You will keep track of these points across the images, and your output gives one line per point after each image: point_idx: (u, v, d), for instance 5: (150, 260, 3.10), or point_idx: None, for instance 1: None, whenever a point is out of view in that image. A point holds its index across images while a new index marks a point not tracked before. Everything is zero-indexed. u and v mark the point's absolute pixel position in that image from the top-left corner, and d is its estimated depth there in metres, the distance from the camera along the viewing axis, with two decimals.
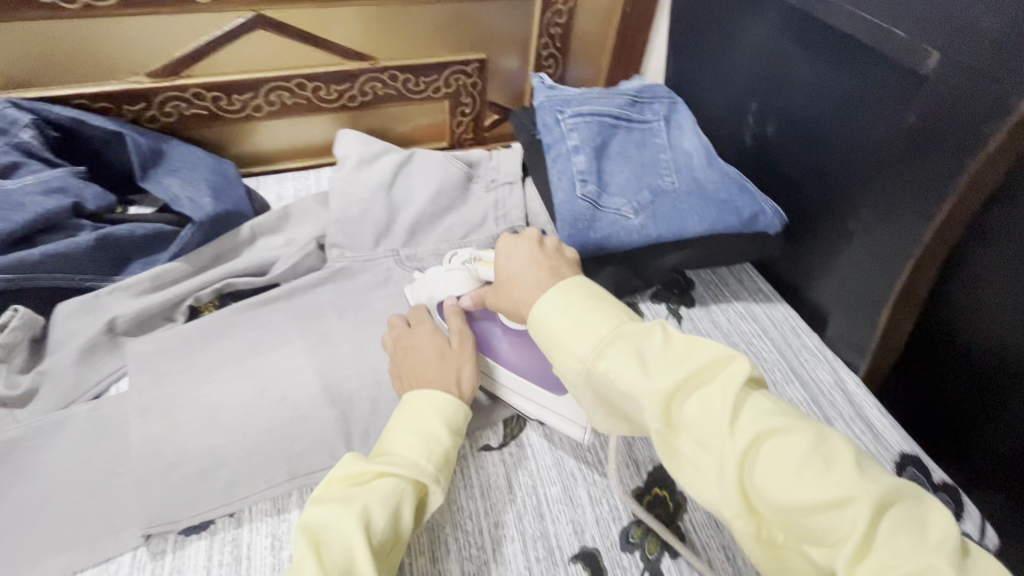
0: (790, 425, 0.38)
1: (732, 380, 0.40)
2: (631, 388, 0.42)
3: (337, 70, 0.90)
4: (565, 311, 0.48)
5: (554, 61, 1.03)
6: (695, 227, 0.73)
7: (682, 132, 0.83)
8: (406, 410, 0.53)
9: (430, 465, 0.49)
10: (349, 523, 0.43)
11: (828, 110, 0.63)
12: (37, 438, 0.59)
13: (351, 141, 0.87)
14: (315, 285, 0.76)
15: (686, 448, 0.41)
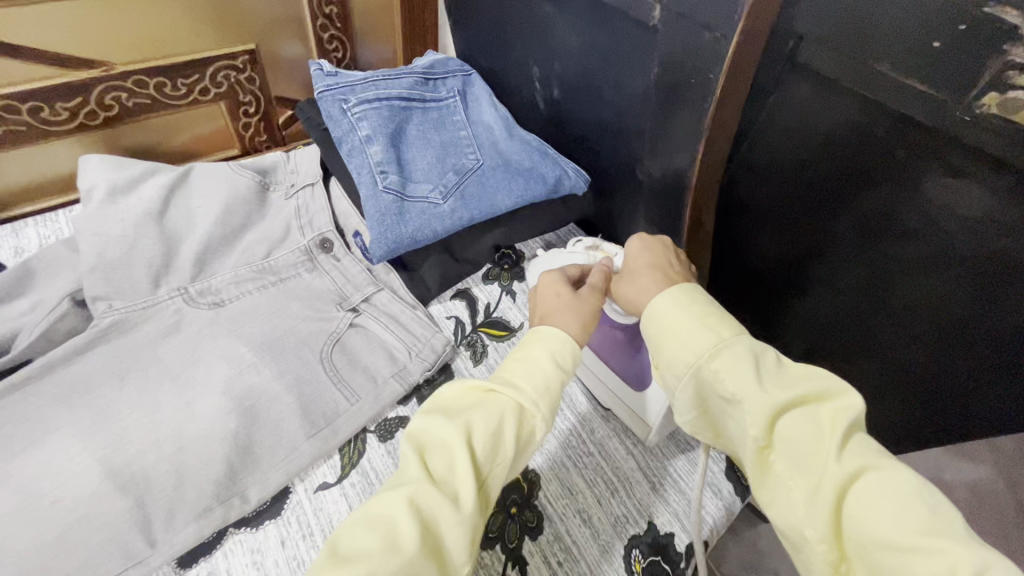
0: (900, 470, 0.37)
1: (848, 411, 0.40)
2: (737, 387, 0.43)
3: (58, 84, 0.73)
4: (680, 314, 0.47)
5: (340, 44, 0.94)
6: (506, 202, 0.72)
7: (479, 105, 0.81)
8: (532, 342, 0.50)
9: (534, 391, 0.46)
10: (450, 430, 0.42)
11: (598, 66, 0.63)
12: None
13: (99, 168, 0.73)
14: (86, 349, 0.63)
15: (779, 463, 0.41)
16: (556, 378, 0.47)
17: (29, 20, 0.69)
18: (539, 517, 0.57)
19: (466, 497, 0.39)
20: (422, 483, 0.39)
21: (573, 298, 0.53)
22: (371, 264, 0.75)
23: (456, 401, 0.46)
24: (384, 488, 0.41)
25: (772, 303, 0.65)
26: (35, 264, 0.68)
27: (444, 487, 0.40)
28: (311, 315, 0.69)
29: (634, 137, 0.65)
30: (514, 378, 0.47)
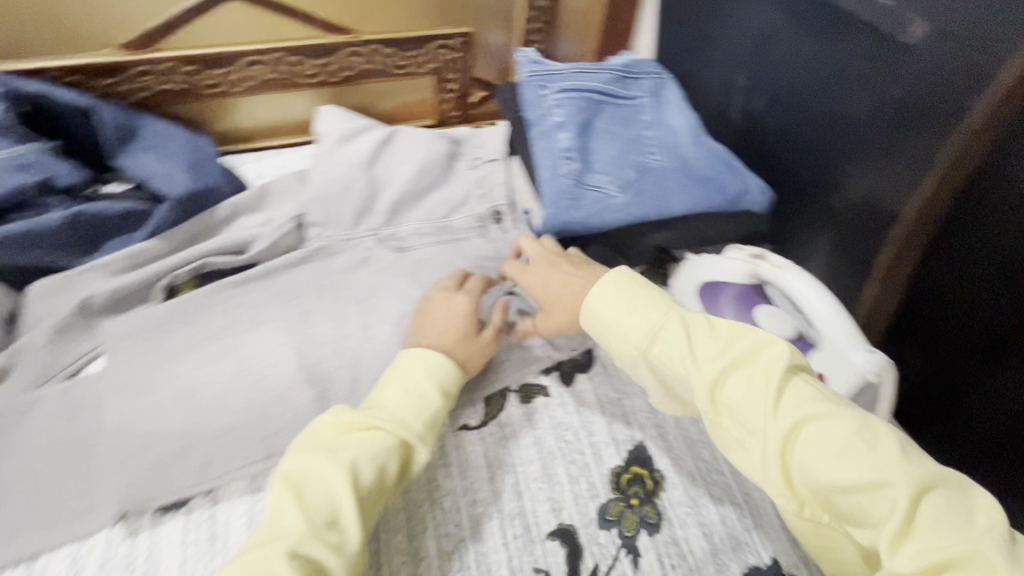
0: (832, 410, 0.41)
1: (775, 363, 0.44)
2: (682, 367, 0.48)
3: (318, 44, 0.87)
4: (616, 305, 0.54)
5: (542, 36, 1.00)
6: (681, 205, 0.73)
7: (669, 108, 0.82)
8: (401, 366, 0.56)
9: (418, 421, 0.52)
10: (335, 470, 0.46)
11: (827, 78, 0.61)
12: (14, 418, 0.58)
13: (334, 119, 0.85)
14: (298, 263, 0.75)
15: (730, 424, 0.45)
16: (434, 397, 0.54)
17: None
18: (658, 515, 0.57)
19: (349, 533, 0.44)
20: (306, 535, 0.42)
21: (467, 320, 0.62)
22: (536, 243, 0.80)
23: (336, 436, 0.49)
24: (256, 542, 0.43)
25: (968, 368, 0.58)
26: (272, 187, 0.81)
27: (330, 534, 0.44)
28: (476, 276, 0.75)
29: (845, 158, 0.62)
30: (391, 409, 0.52)
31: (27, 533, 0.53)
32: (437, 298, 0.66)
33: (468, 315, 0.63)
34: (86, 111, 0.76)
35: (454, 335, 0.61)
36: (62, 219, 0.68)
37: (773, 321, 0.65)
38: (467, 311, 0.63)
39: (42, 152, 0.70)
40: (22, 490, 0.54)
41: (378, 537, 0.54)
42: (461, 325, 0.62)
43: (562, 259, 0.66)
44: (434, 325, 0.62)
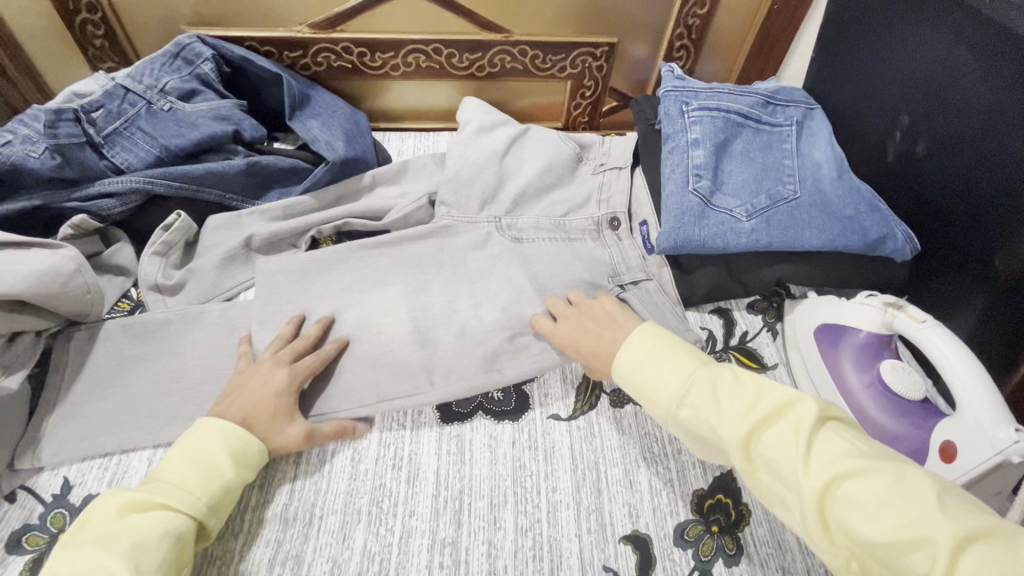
0: (865, 462, 0.41)
1: (804, 419, 0.44)
2: (712, 428, 0.47)
3: (475, 40, 0.93)
4: (648, 362, 0.54)
5: (686, 53, 1.01)
6: (812, 241, 0.70)
7: (814, 140, 0.79)
8: (196, 438, 0.52)
9: (206, 495, 0.49)
10: (106, 561, 0.42)
11: (1015, 131, 0.56)
12: (180, 325, 0.67)
13: (475, 110, 0.91)
14: (424, 235, 0.80)
15: (768, 482, 0.45)
16: (227, 472, 0.51)
17: None
18: (738, 547, 0.56)
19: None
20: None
21: (280, 406, 0.57)
22: (649, 254, 0.80)
23: (110, 525, 0.44)
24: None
25: None
26: (410, 164, 0.87)
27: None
28: (586, 276, 0.76)
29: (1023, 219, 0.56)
30: (172, 488, 0.48)
31: (171, 426, 0.59)
32: (259, 368, 0.60)
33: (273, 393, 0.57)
34: (272, 76, 0.85)
35: (265, 414, 0.56)
36: (240, 167, 0.77)
37: (905, 378, 0.62)
38: (284, 392, 0.58)
39: (233, 107, 0.80)
40: (179, 384, 0.62)
41: (458, 500, 0.57)
42: (269, 403, 0.56)
43: (592, 313, 0.65)
44: (244, 402, 0.56)
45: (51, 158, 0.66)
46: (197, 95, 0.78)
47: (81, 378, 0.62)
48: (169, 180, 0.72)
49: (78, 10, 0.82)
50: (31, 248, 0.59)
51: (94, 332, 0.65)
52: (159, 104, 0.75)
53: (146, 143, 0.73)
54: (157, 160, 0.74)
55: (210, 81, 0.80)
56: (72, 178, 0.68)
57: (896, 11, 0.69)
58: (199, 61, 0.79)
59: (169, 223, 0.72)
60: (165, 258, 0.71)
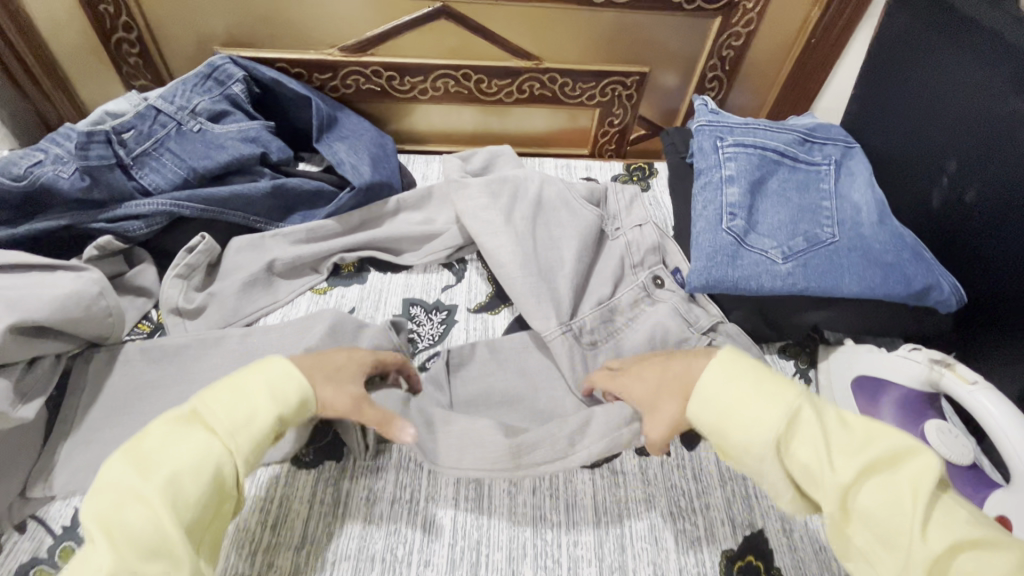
0: (983, 537, 0.39)
1: (928, 477, 0.41)
2: (813, 472, 0.45)
3: (504, 66, 0.92)
4: (740, 386, 0.49)
5: (718, 84, 0.99)
6: (851, 287, 0.67)
7: (853, 181, 0.76)
8: (235, 377, 0.48)
9: (234, 427, 0.45)
10: (141, 490, 0.41)
11: None
12: (199, 349, 0.66)
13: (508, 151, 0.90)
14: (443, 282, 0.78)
15: (863, 535, 0.43)
16: (266, 414, 0.47)
17: (503, 10, 0.86)
18: None
19: (181, 550, 0.40)
20: (125, 565, 0.38)
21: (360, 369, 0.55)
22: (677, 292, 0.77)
23: (154, 448, 0.43)
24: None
25: None
26: (435, 191, 0.84)
27: (151, 559, 0.39)
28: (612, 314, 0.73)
29: None
30: (213, 415, 0.46)
31: None
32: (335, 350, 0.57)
33: (362, 365, 0.55)
34: (301, 97, 0.85)
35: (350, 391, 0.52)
36: (266, 188, 0.77)
37: (953, 443, 0.58)
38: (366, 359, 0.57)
39: (261, 128, 0.80)
40: None
41: (475, 550, 0.55)
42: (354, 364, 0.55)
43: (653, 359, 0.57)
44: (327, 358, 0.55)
45: (80, 180, 0.66)
46: (226, 117, 0.78)
47: (97, 402, 0.61)
48: (195, 203, 0.72)
49: (114, 29, 0.83)
50: (57, 271, 0.59)
51: (114, 354, 0.64)
52: (188, 125, 0.75)
53: (173, 165, 0.73)
54: (184, 182, 0.73)
55: (239, 102, 0.80)
56: (100, 200, 0.68)
57: (951, 52, 0.66)
58: (230, 82, 0.79)
59: (194, 245, 0.71)
60: (187, 280, 0.70)
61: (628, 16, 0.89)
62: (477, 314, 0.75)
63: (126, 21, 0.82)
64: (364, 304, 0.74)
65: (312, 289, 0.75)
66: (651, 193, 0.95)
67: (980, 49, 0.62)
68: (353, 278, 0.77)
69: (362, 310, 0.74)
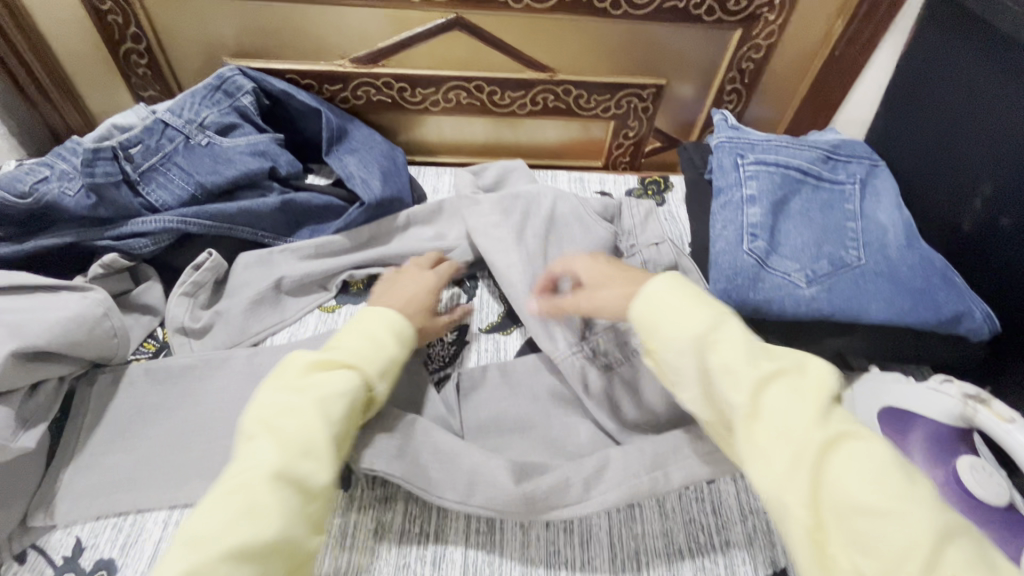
0: (871, 438, 0.41)
1: (828, 382, 0.43)
2: (727, 362, 0.45)
3: (518, 78, 0.90)
4: (679, 293, 0.50)
5: (737, 96, 0.96)
6: (878, 313, 0.65)
7: (879, 201, 0.73)
8: (362, 319, 0.56)
9: (373, 360, 0.52)
10: (301, 402, 0.47)
11: None
12: (205, 371, 0.65)
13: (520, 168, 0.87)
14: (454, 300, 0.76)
15: (763, 433, 0.42)
16: (394, 351, 0.54)
17: (518, 21, 0.84)
18: None
19: (324, 461, 0.45)
20: (289, 460, 0.44)
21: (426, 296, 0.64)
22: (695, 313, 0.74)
23: (306, 373, 0.50)
24: (241, 470, 0.43)
25: None
26: (446, 204, 0.82)
27: (305, 460, 0.44)
28: None
29: None
30: (355, 351, 0.52)
31: (188, 485, 0.56)
32: (405, 273, 0.68)
33: (427, 292, 0.65)
34: (311, 109, 0.83)
35: (420, 306, 0.62)
36: (275, 203, 0.75)
37: (987, 482, 0.56)
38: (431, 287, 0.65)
39: (271, 142, 0.79)
40: (200, 438, 0.60)
41: None
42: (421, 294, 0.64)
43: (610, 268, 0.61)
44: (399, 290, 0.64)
45: (86, 198, 0.65)
46: (235, 130, 0.77)
47: (101, 425, 0.60)
48: (202, 219, 0.70)
49: (123, 41, 0.82)
50: (62, 291, 0.58)
51: (118, 376, 0.63)
52: (197, 139, 0.73)
53: (180, 181, 0.71)
54: (192, 198, 0.72)
55: (248, 115, 0.79)
56: (106, 217, 0.67)
57: (987, 71, 0.63)
58: (239, 94, 0.78)
59: (200, 262, 0.70)
60: (193, 297, 0.69)
61: (646, 28, 0.86)
62: (488, 334, 0.73)
63: (135, 32, 0.81)
64: None
65: (321, 307, 0.74)
66: (666, 208, 0.92)
67: (1020, 70, 0.59)
68: (362, 296, 0.75)
69: None
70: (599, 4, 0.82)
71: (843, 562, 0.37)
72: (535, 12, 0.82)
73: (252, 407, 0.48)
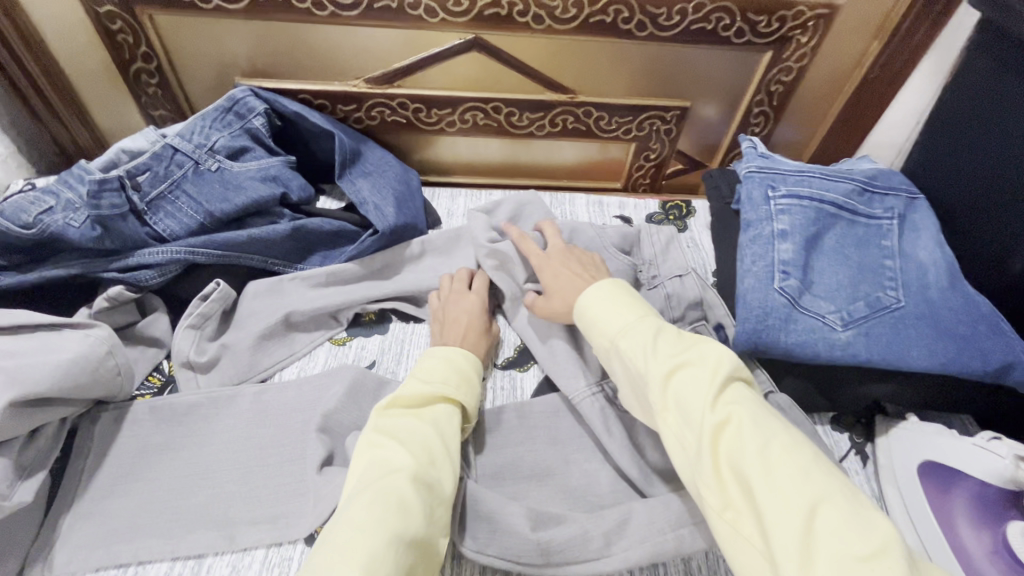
0: (764, 416, 0.42)
1: (726, 367, 0.45)
2: (640, 361, 0.48)
3: (538, 99, 0.87)
4: (603, 300, 0.54)
5: (764, 119, 0.93)
6: (919, 361, 0.61)
7: (918, 238, 0.69)
8: (445, 350, 0.59)
9: (469, 387, 0.57)
10: (423, 424, 0.50)
11: None
12: (210, 410, 0.62)
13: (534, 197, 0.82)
14: None
15: (672, 421, 0.44)
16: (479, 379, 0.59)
17: (539, 42, 0.81)
18: None
19: (446, 471, 0.48)
20: (420, 467, 0.46)
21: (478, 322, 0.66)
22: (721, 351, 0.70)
23: (419, 397, 0.52)
24: (374, 474, 0.45)
25: None
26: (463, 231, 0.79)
27: (432, 468, 0.47)
28: None
29: None
30: (452, 377, 0.56)
31: (189, 535, 0.53)
32: (451, 299, 0.69)
33: (476, 318, 0.67)
34: (323, 132, 0.81)
35: (477, 331, 0.65)
36: (285, 231, 0.73)
37: None
38: (479, 311, 0.67)
39: (282, 166, 0.76)
40: (204, 483, 0.57)
41: None
42: (475, 321, 0.66)
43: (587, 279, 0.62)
44: (453, 320, 0.66)
45: (91, 229, 0.62)
46: (246, 154, 0.74)
47: (103, 467, 0.57)
48: (211, 249, 0.68)
49: (133, 60, 0.80)
50: (64, 330, 0.56)
51: (121, 414, 0.60)
52: (206, 164, 0.71)
53: (189, 209, 0.69)
54: (201, 226, 0.70)
55: (259, 137, 0.76)
56: (112, 249, 0.64)
57: None
58: (250, 116, 0.75)
59: (208, 292, 0.67)
60: (201, 329, 0.67)
61: (672, 49, 0.83)
62: (504, 371, 0.70)
63: (145, 51, 0.79)
64: (385, 357, 0.69)
65: (331, 339, 0.71)
66: (689, 234, 0.89)
67: None
68: (373, 327, 0.72)
69: (382, 364, 0.69)
70: (624, 26, 0.78)
71: (746, 540, 0.38)
72: (556, 34, 0.79)
73: (371, 423, 0.50)
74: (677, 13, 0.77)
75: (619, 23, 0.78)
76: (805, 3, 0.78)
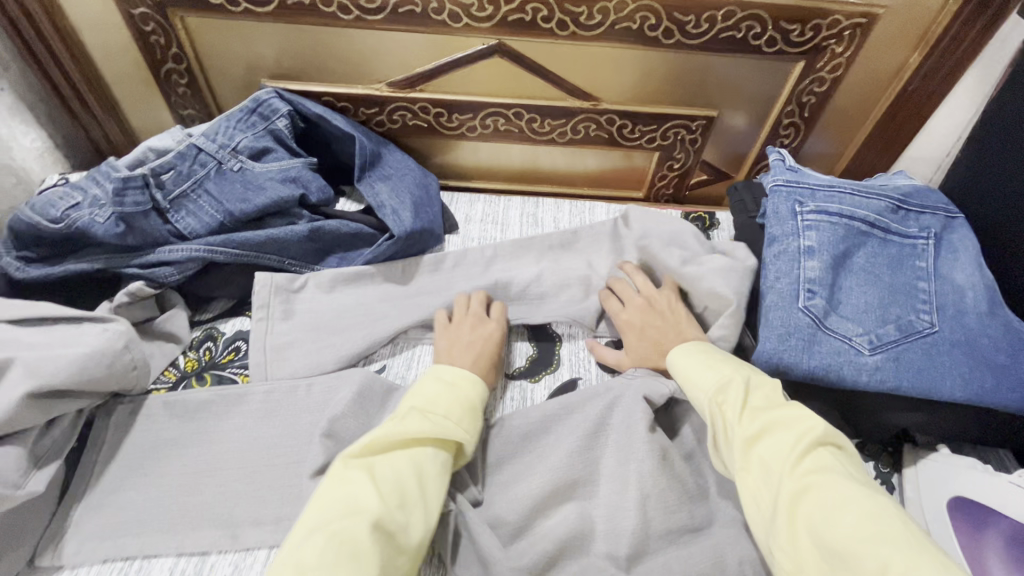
0: (852, 482, 0.43)
1: (810, 435, 0.46)
2: (726, 419, 0.51)
3: (560, 106, 0.86)
4: (693, 359, 0.58)
5: (794, 130, 0.90)
6: (951, 389, 0.59)
7: (956, 259, 0.65)
8: (442, 379, 0.57)
9: (465, 422, 0.54)
10: (405, 467, 0.48)
11: None
12: (222, 407, 0.63)
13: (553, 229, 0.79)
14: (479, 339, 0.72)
15: (754, 481, 0.47)
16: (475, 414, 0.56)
17: (562, 49, 0.80)
18: None
19: (414, 516, 0.47)
20: (386, 510, 0.45)
21: (486, 347, 0.64)
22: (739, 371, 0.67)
23: (407, 431, 0.50)
24: (338, 512, 0.44)
25: None
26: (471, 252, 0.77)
27: (401, 511, 0.46)
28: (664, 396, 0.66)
29: None
30: (445, 412, 0.54)
31: (195, 532, 0.54)
32: (461, 323, 0.67)
33: (485, 342, 0.65)
34: (343, 134, 0.81)
35: (486, 359, 0.63)
36: (303, 232, 0.73)
37: None
38: (492, 336, 0.66)
39: (303, 166, 0.77)
40: (211, 481, 0.57)
41: None
42: (482, 345, 0.64)
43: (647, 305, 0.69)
44: (455, 343, 0.65)
45: (115, 226, 0.64)
46: (269, 154, 0.75)
47: (116, 460, 0.58)
48: (230, 248, 0.69)
49: (165, 60, 0.82)
50: (84, 323, 0.57)
51: (136, 407, 0.61)
52: (229, 164, 0.72)
53: (211, 207, 0.71)
54: (221, 225, 0.71)
55: (283, 138, 0.77)
56: (133, 245, 0.66)
57: None
58: (275, 117, 0.76)
59: None
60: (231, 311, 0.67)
61: (699, 56, 0.80)
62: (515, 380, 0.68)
63: (176, 52, 0.81)
64: (395, 362, 0.69)
65: None
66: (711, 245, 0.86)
67: None
68: None
69: (392, 368, 0.69)
70: (651, 33, 0.77)
71: None
72: (579, 41, 0.78)
73: (352, 447, 0.49)
74: (706, 21, 0.75)
75: (646, 30, 0.76)
76: (842, 12, 0.74)
